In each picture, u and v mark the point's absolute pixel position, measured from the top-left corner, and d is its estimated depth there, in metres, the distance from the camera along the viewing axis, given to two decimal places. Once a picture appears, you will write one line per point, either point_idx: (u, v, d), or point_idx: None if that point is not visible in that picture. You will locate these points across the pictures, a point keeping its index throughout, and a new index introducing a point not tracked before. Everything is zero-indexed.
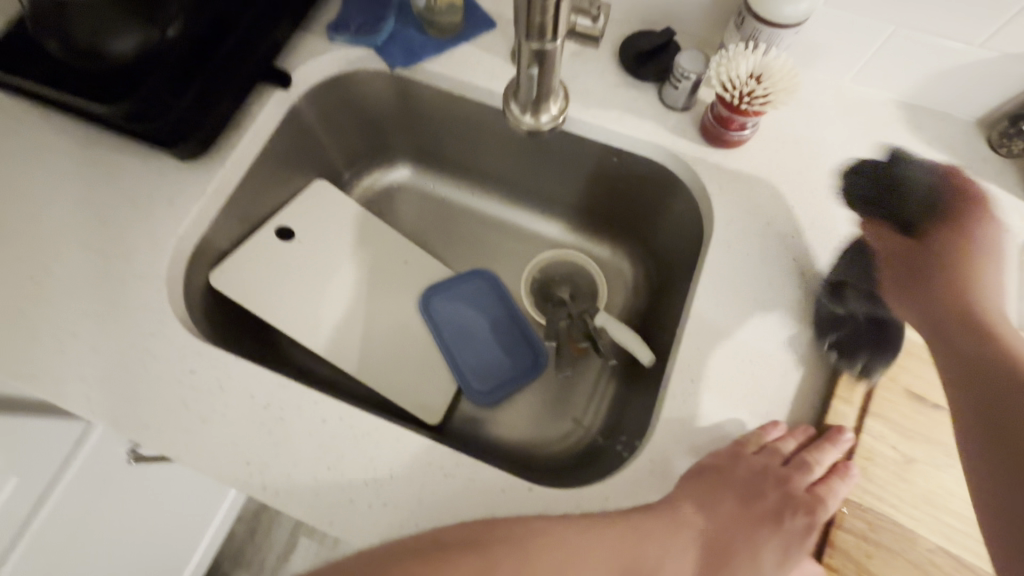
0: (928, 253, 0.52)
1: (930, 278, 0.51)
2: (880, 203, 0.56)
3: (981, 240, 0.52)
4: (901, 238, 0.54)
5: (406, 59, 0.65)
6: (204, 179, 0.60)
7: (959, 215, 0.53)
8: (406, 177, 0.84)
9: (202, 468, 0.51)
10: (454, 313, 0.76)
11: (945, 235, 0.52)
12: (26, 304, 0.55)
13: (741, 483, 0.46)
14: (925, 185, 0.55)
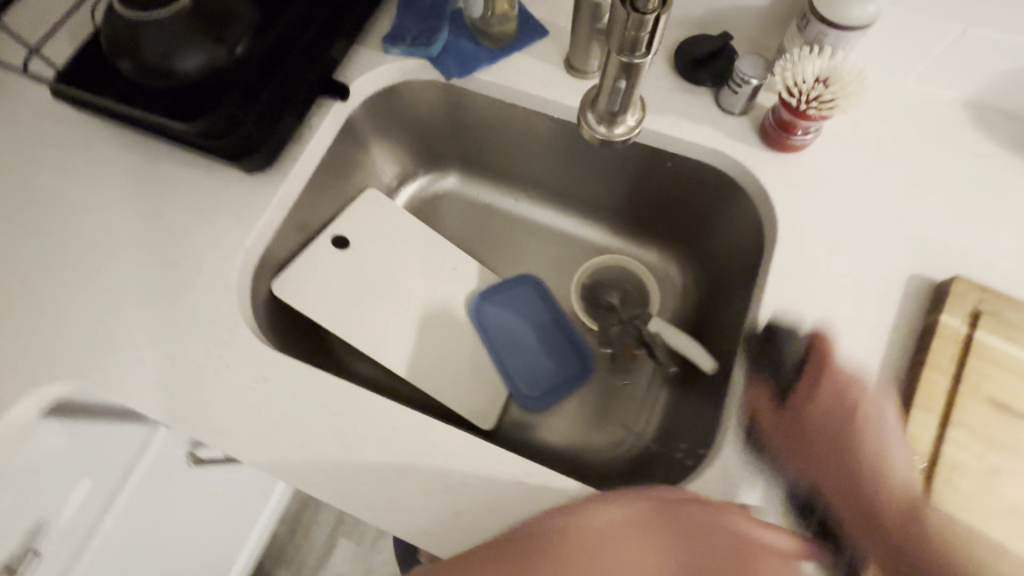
0: (817, 424, 0.47)
1: (827, 457, 0.46)
2: (771, 376, 0.51)
3: (869, 407, 0.46)
4: (784, 411, 0.49)
5: (461, 70, 0.65)
6: (266, 190, 0.61)
7: (821, 385, 0.48)
8: (450, 183, 0.84)
9: (276, 473, 0.53)
10: (502, 319, 0.78)
11: (836, 407, 0.47)
12: (103, 314, 0.57)
13: (669, 525, 0.39)
14: (790, 349, 0.51)
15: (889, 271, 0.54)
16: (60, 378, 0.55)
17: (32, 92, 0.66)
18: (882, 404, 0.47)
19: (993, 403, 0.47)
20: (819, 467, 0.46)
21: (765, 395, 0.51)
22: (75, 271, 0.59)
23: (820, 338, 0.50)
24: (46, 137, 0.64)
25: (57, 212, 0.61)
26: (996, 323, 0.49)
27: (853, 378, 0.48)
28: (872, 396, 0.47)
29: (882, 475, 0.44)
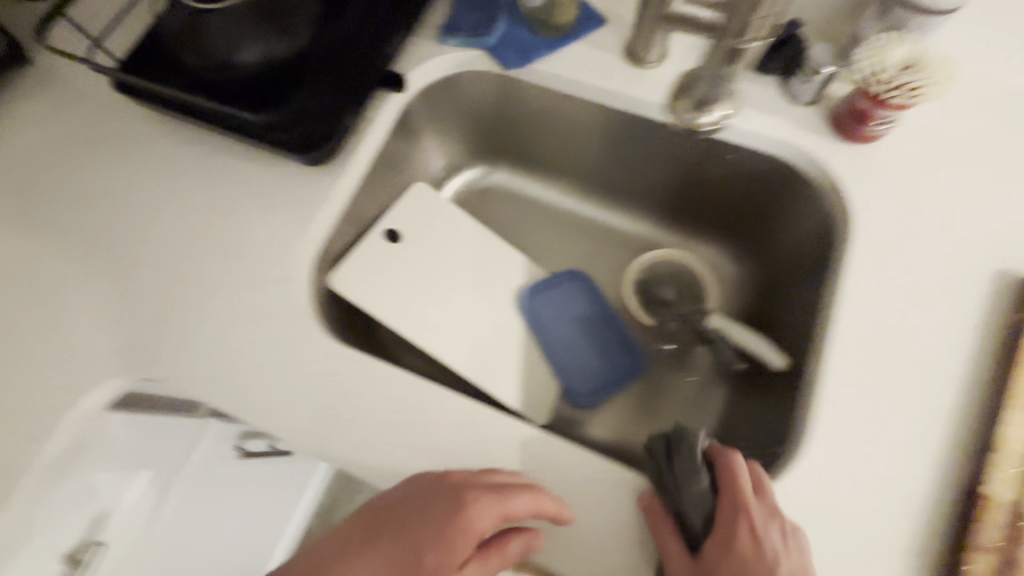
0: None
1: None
2: (681, 515, 0.47)
3: (789, 569, 0.42)
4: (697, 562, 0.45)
5: (519, 60, 0.64)
6: (325, 184, 0.61)
7: (736, 534, 0.44)
8: (497, 177, 0.83)
9: (346, 466, 0.53)
10: (554, 314, 0.77)
11: (751, 567, 0.43)
12: (172, 306, 0.58)
13: (409, 508, 0.48)
14: (697, 489, 0.47)
15: (973, 268, 0.53)
16: (136, 369, 0.57)
17: (93, 86, 0.66)
18: (792, 557, 0.43)
19: None
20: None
21: (847, 395, 0.49)
22: (145, 265, 0.60)
23: (730, 477, 0.47)
24: (109, 132, 0.64)
25: (122, 207, 0.62)
26: None
27: (774, 526, 0.44)
28: (787, 555, 0.43)
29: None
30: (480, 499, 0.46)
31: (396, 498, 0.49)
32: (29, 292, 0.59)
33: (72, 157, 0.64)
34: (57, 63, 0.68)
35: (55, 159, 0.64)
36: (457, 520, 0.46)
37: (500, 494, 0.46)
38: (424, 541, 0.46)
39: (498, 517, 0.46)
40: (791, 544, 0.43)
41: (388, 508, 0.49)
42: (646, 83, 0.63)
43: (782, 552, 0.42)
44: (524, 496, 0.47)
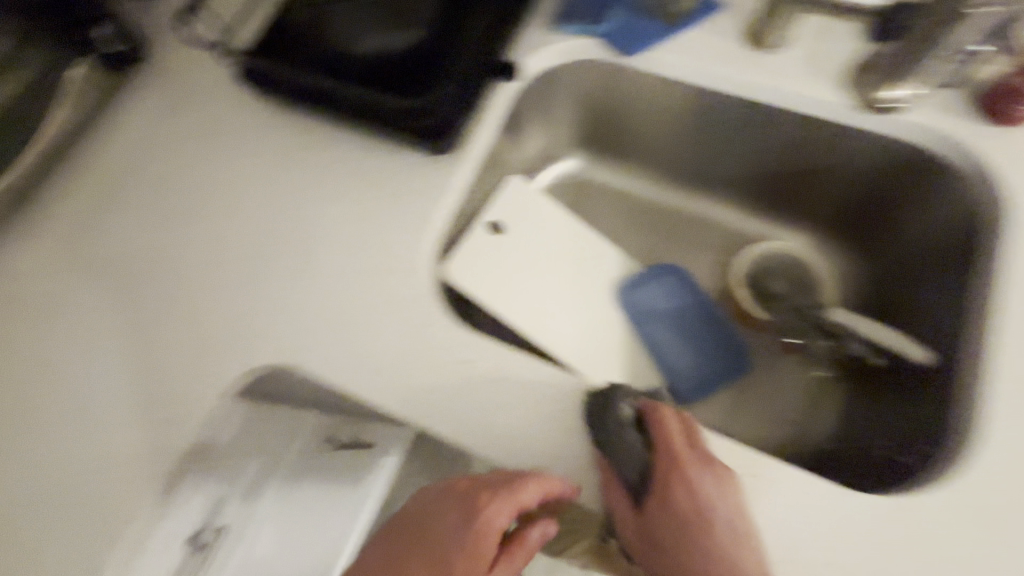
0: (660, 521, 0.49)
1: (695, 553, 0.47)
2: (629, 467, 0.50)
3: (721, 509, 0.46)
4: (651, 503, 0.49)
5: (637, 46, 0.63)
6: (444, 174, 0.61)
7: (675, 483, 0.49)
8: (592, 170, 0.83)
9: (484, 453, 0.53)
10: (652, 307, 0.76)
11: (687, 511, 0.48)
12: (299, 294, 0.59)
13: (433, 515, 0.52)
14: (638, 445, 0.50)
15: None
16: (273, 355, 0.58)
17: (214, 80, 0.68)
18: (723, 497, 0.47)
19: None
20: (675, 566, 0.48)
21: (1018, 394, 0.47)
22: (277, 254, 0.61)
23: (666, 429, 0.50)
24: (230, 124, 0.66)
25: (250, 199, 0.64)
26: None
27: (707, 471, 0.48)
28: (719, 498, 0.47)
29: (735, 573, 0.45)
30: (494, 499, 0.49)
31: (426, 505, 0.53)
32: (172, 282, 0.62)
33: (202, 151, 0.66)
34: (177, 57, 0.69)
35: (187, 154, 0.66)
36: (477, 524, 0.49)
37: (507, 490, 0.49)
38: (450, 552, 0.49)
39: (514, 509, 0.49)
40: (726, 486, 0.47)
41: (414, 526, 0.53)
42: (770, 69, 0.61)
43: (715, 494, 0.47)
44: (530, 483, 0.49)
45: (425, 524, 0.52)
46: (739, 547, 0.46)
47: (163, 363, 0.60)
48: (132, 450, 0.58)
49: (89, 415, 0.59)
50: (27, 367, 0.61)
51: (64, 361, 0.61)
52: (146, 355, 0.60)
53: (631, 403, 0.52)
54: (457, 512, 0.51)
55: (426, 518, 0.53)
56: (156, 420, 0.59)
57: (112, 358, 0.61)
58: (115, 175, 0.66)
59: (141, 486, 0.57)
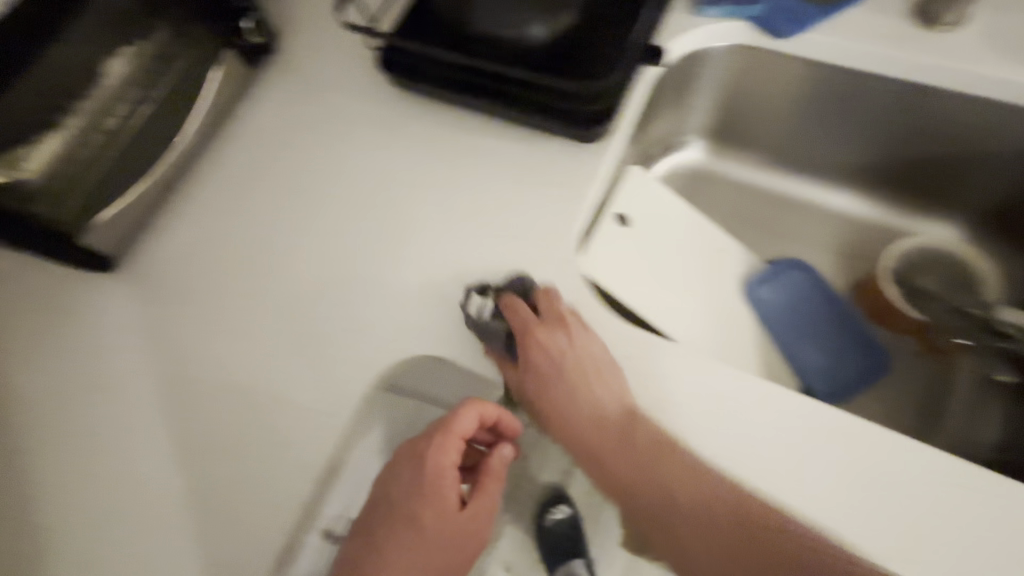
0: (540, 382, 0.54)
1: (563, 403, 0.53)
2: (495, 345, 0.55)
3: (576, 361, 0.52)
4: (520, 371, 0.54)
5: (792, 28, 0.60)
6: (588, 162, 0.60)
7: (534, 349, 0.53)
8: (715, 162, 0.81)
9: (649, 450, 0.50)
10: (779, 305, 0.73)
11: (553, 367, 0.53)
12: (442, 283, 0.59)
13: (394, 489, 0.51)
14: (495, 325, 0.55)
15: None
16: (417, 345, 0.57)
17: (348, 72, 0.69)
18: (582, 349, 0.53)
19: None
20: (560, 419, 0.53)
21: None
22: (418, 246, 0.61)
23: (508, 308, 0.55)
24: (366, 114, 0.67)
25: (384, 188, 0.64)
26: None
27: (559, 333, 0.53)
28: (570, 352, 0.53)
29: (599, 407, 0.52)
30: (442, 443, 0.51)
31: (381, 485, 0.52)
32: (315, 273, 0.62)
33: (335, 145, 0.67)
34: (307, 55, 0.71)
35: (320, 147, 0.67)
36: (430, 472, 0.51)
37: (444, 425, 0.51)
38: (421, 510, 0.50)
39: (458, 442, 0.51)
40: (578, 344, 0.53)
41: (384, 507, 0.51)
42: (941, 49, 0.58)
43: (565, 350, 0.53)
44: (461, 413, 0.51)
45: (388, 505, 0.51)
46: (603, 387, 0.52)
47: (303, 355, 0.59)
48: (275, 444, 0.56)
49: (230, 408, 0.58)
50: (169, 357, 0.61)
51: (207, 352, 0.60)
52: (287, 347, 0.60)
53: (494, 295, 0.55)
54: (407, 472, 0.52)
55: (385, 500, 0.52)
56: (299, 413, 0.57)
57: (253, 350, 0.60)
58: (252, 168, 0.67)
59: (288, 481, 0.55)
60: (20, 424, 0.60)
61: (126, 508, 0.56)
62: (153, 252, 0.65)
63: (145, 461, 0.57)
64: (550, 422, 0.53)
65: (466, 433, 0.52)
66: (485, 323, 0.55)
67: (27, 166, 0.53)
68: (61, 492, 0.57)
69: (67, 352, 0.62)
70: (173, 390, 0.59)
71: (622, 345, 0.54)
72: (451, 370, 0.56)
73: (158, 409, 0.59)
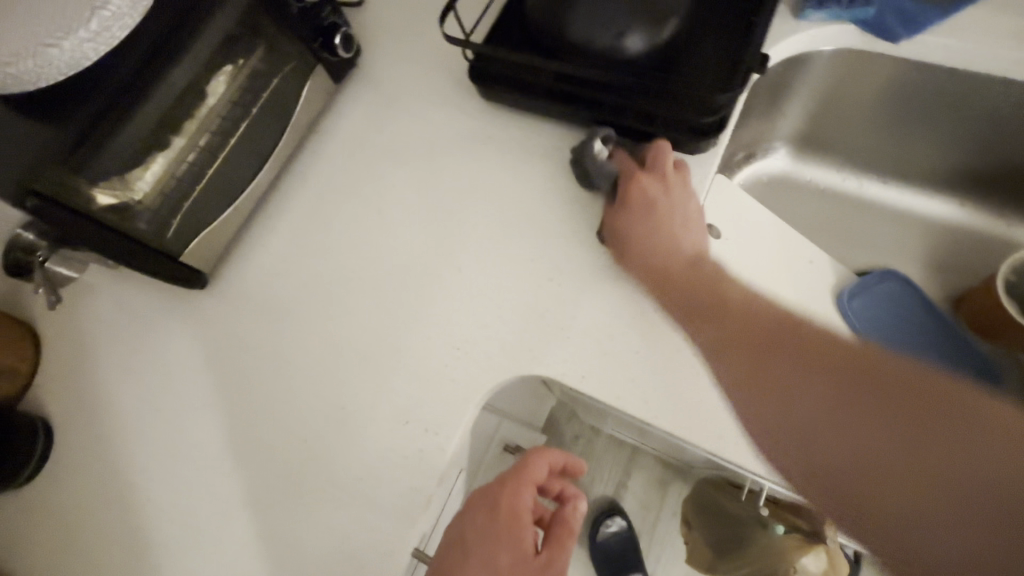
0: (629, 220, 0.56)
1: (643, 239, 0.55)
2: (580, 201, 0.60)
3: (666, 204, 0.55)
4: (614, 209, 0.57)
5: (908, 33, 0.57)
6: (685, 171, 0.58)
7: (633, 191, 0.55)
8: (798, 167, 0.78)
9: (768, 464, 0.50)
10: (872, 317, 0.71)
11: (643, 208, 0.55)
12: (537, 296, 0.57)
13: (467, 535, 0.50)
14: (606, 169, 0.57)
15: None
16: (509, 363, 0.55)
17: (430, 83, 0.69)
18: (676, 197, 0.55)
19: None
20: (642, 251, 0.56)
21: None
22: (512, 256, 0.59)
23: (619, 159, 0.58)
24: (449, 125, 0.66)
25: (468, 200, 0.62)
26: None
27: (660, 180, 0.55)
28: (665, 196, 0.55)
29: (675, 246, 0.56)
30: (514, 484, 0.52)
31: (452, 538, 0.51)
32: (400, 284, 0.61)
33: (421, 156, 0.66)
34: (389, 70, 0.71)
35: (402, 158, 0.66)
36: (505, 515, 0.50)
37: (515, 469, 0.53)
38: (499, 552, 0.49)
39: (532, 486, 0.52)
40: (675, 191, 0.55)
41: (459, 547, 0.50)
42: None
43: (662, 194, 0.55)
44: (536, 458, 0.54)
45: (460, 552, 0.50)
46: (682, 234, 0.55)
47: (397, 371, 0.58)
48: (376, 462, 0.55)
49: (326, 425, 0.57)
50: (262, 372, 0.60)
51: (299, 367, 0.60)
52: (379, 361, 0.58)
53: (612, 144, 0.58)
54: (481, 512, 0.51)
55: (456, 550, 0.50)
56: (398, 428, 0.56)
57: (344, 365, 0.59)
58: (338, 181, 0.67)
59: (392, 499, 0.54)
60: (111, 438, 0.60)
61: (216, 526, 0.56)
62: (243, 267, 0.65)
63: (235, 476, 0.57)
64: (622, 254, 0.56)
65: (539, 479, 0.53)
66: (596, 161, 0.57)
67: (137, 188, 0.54)
68: (153, 508, 0.57)
69: (162, 369, 0.62)
70: (267, 406, 0.59)
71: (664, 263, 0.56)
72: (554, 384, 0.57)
73: (254, 425, 0.58)
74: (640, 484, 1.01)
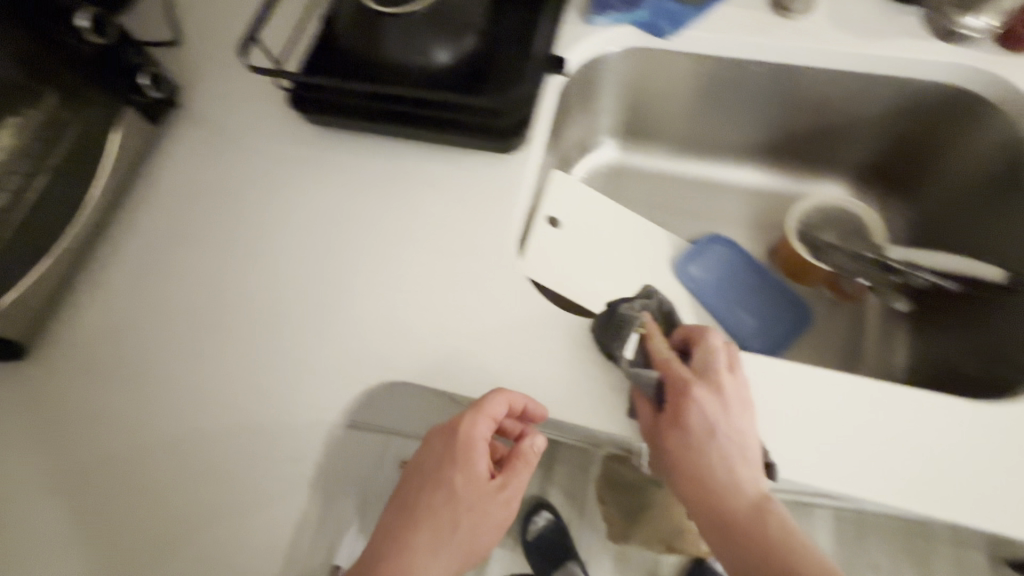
0: (677, 437, 0.49)
1: (679, 452, 0.48)
2: (415, 210, 0.61)
3: (727, 425, 0.47)
4: (663, 421, 0.50)
5: (674, 29, 0.66)
6: (508, 169, 0.62)
7: (686, 409, 0.48)
8: (628, 156, 0.88)
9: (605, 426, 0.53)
10: (708, 277, 0.79)
11: (700, 431, 0.48)
12: (383, 307, 0.58)
13: (428, 462, 0.53)
14: (646, 369, 0.51)
15: None
16: (361, 377, 0.56)
17: (259, 113, 0.68)
18: (739, 414, 0.48)
19: None
20: (678, 464, 0.49)
21: None
22: (357, 273, 0.60)
23: (658, 355, 0.52)
24: (281, 153, 0.66)
25: (307, 224, 0.62)
26: None
27: (715, 393, 0.48)
28: (725, 414, 0.48)
29: (735, 474, 0.47)
30: (470, 417, 0.51)
31: (418, 463, 0.54)
32: (244, 317, 0.60)
33: (255, 189, 0.65)
34: (216, 105, 0.69)
35: (235, 191, 0.65)
36: (461, 440, 0.52)
37: (475, 402, 0.52)
38: (451, 472, 0.52)
39: (490, 423, 0.51)
40: (732, 415, 0.48)
41: (421, 475, 0.53)
42: (793, 30, 0.64)
43: (720, 416, 0.47)
44: (493, 396, 0.51)
45: (423, 472, 0.53)
46: (727, 464, 0.47)
47: (252, 409, 0.56)
48: (237, 504, 0.53)
49: (184, 475, 0.55)
50: (106, 434, 0.57)
51: (148, 423, 0.57)
52: (229, 400, 0.57)
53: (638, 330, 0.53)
54: (441, 440, 0.53)
55: (423, 471, 0.53)
56: (250, 462, 0.54)
57: (191, 409, 0.57)
58: (167, 225, 0.65)
59: (258, 535, 0.53)
60: None
61: None
62: (70, 327, 0.61)
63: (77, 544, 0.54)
64: (658, 453, 0.50)
65: (499, 416, 0.51)
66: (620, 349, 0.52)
67: None
68: None
69: None
70: (116, 467, 0.56)
71: (499, 256, 0.59)
72: (415, 389, 0.58)
73: (104, 489, 0.55)
74: (560, 470, 1.05)
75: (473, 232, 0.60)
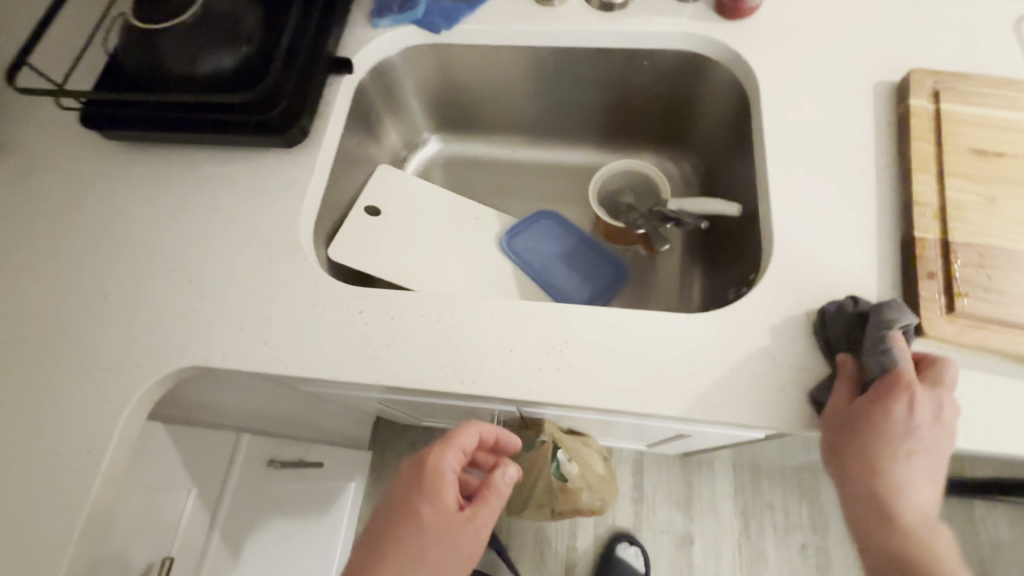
0: (867, 424, 0.45)
1: (866, 440, 0.45)
2: (213, 207, 0.65)
3: (929, 433, 0.44)
4: (860, 402, 0.47)
5: (450, 23, 0.73)
6: (299, 161, 0.67)
7: (899, 400, 0.45)
8: (457, 146, 0.93)
9: (387, 379, 0.56)
10: (535, 251, 0.83)
11: (901, 428, 0.44)
12: (183, 300, 0.61)
13: (398, 498, 0.53)
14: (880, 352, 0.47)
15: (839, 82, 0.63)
16: (159, 367, 0.58)
17: (64, 135, 0.71)
18: (945, 431, 0.45)
19: (953, 174, 0.55)
20: (853, 448, 0.46)
21: (785, 217, 0.58)
22: (157, 272, 0.62)
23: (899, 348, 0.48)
24: (84, 168, 0.69)
25: (109, 232, 0.65)
26: (952, 97, 0.58)
27: (934, 401, 0.45)
28: (932, 422, 0.44)
29: (913, 477, 0.44)
30: (443, 450, 0.55)
31: (392, 500, 0.54)
32: (44, 328, 0.61)
33: (59, 205, 0.67)
34: (23, 135, 0.72)
35: (38, 209, 0.67)
36: (430, 471, 0.54)
37: (446, 436, 0.57)
38: (420, 503, 0.52)
39: (459, 454, 0.56)
40: (938, 426, 0.45)
41: (389, 510, 0.53)
42: (552, 16, 0.72)
43: (927, 421, 0.44)
44: (466, 431, 0.57)
45: (395, 508, 0.53)
46: (909, 467, 0.44)
47: (56, 413, 0.58)
48: (36, 503, 0.55)
49: None
50: None
51: None
52: (31, 405, 0.58)
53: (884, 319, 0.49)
54: (409, 474, 0.55)
55: (396, 509, 0.53)
56: (51, 461, 0.56)
57: None
58: None
59: (59, 532, 0.54)
60: None
61: None
62: None
63: None
64: (832, 435, 0.47)
65: (466, 447, 0.57)
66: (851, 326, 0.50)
67: None
68: None
69: None
70: None
71: (291, 239, 0.63)
72: (219, 373, 0.61)
73: None
74: None
75: (267, 221, 0.64)
